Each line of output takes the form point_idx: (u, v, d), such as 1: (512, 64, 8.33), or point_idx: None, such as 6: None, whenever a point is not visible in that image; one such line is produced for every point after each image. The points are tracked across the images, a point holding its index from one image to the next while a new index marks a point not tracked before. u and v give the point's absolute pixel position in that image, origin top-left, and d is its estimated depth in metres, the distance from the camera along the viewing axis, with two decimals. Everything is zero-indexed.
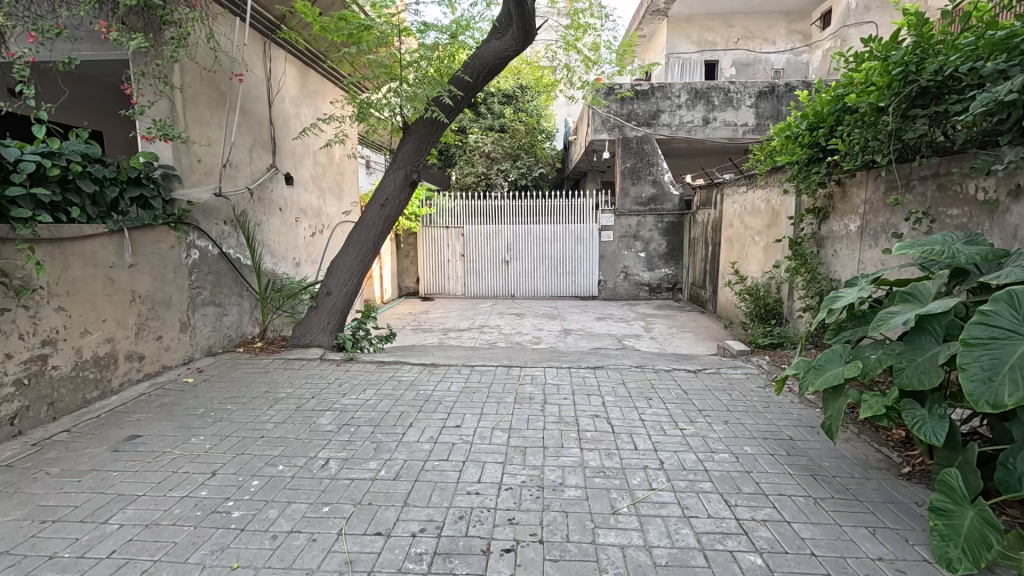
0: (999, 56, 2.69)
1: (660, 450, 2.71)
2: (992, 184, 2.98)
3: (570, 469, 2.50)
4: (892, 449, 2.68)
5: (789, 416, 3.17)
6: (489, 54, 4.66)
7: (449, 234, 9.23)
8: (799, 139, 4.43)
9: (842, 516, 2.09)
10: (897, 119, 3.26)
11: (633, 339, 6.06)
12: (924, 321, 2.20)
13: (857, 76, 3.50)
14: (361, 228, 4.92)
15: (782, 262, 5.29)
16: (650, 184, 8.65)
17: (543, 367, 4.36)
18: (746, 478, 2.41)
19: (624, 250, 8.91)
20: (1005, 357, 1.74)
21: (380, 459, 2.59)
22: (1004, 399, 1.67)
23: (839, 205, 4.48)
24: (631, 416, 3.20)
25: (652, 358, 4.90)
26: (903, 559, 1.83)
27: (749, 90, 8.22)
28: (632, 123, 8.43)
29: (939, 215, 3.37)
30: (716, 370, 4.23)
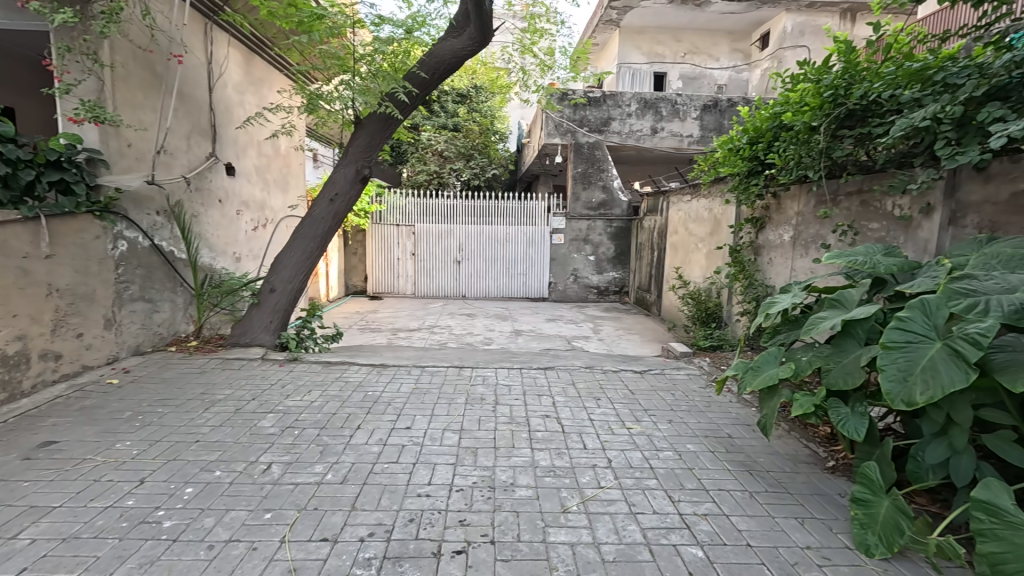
0: (915, 85, 2.96)
1: (608, 449, 2.78)
2: (908, 201, 3.26)
3: (520, 469, 2.52)
4: (819, 445, 2.88)
5: (728, 415, 3.34)
6: (445, 52, 4.60)
7: (400, 232, 9.07)
8: (740, 152, 4.69)
9: (775, 508, 2.23)
10: (827, 138, 3.51)
11: (582, 340, 6.18)
12: (849, 326, 2.38)
13: (793, 96, 3.74)
14: (308, 225, 4.74)
15: (722, 269, 5.56)
16: (601, 190, 8.87)
17: (494, 368, 4.38)
18: (689, 474, 2.53)
19: (574, 253, 9.07)
20: (918, 359, 1.90)
21: (326, 463, 2.51)
22: (916, 397, 1.83)
23: (775, 216, 4.77)
24: (580, 416, 3.26)
25: (600, 359, 5.01)
26: (827, 547, 1.97)
27: (694, 102, 8.58)
28: (584, 129, 8.60)
29: (863, 228, 3.66)
30: (660, 371, 4.39)
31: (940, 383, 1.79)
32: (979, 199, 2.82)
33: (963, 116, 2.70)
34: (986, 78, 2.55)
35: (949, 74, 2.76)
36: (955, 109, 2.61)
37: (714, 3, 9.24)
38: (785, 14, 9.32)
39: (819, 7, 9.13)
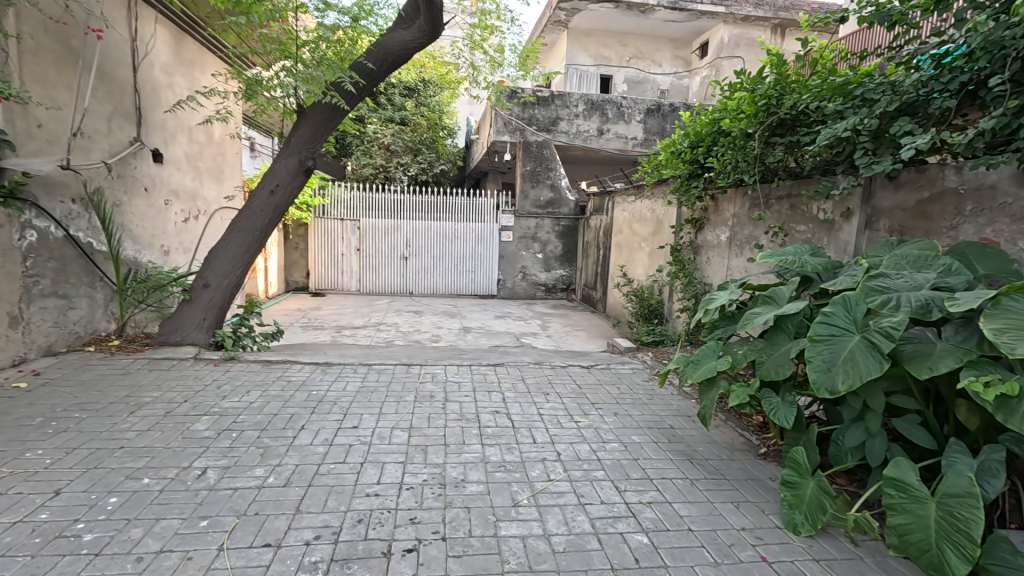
0: (837, 98, 3.20)
1: (557, 443, 2.83)
2: (831, 206, 3.53)
3: (471, 465, 2.52)
4: (752, 433, 3.07)
5: (670, 407, 3.49)
6: (395, 44, 4.50)
7: (345, 227, 8.79)
8: (682, 156, 4.90)
9: (713, 494, 2.35)
10: (761, 144, 3.74)
11: (530, 336, 6.25)
12: (780, 321, 2.55)
13: (730, 104, 3.95)
14: (246, 217, 4.50)
15: (664, 267, 5.79)
16: (549, 189, 8.97)
17: (443, 365, 4.35)
18: (634, 464, 2.62)
19: (522, 250, 9.14)
20: (840, 350, 2.07)
21: (268, 466, 2.40)
22: (838, 385, 1.98)
23: (713, 218, 5.02)
24: (530, 411, 3.30)
25: (549, 355, 5.10)
26: (760, 528, 2.10)
27: (639, 106, 8.85)
28: (532, 128, 8.68)
29: (791, 230, 3.93)
30: (606, 366, 4.52)
31: (858, 372, 1.95)
32: (891, 205, 3.10)
33: (878, 129, 2.95)
34: (898, 95, 2.80)
35: (866, 90, 3.01)
36: (872, 121, 2.85)
37: (658, 11, 9.58)
38: (722, 25, 9.80)
39: (752, 20, 9.64)
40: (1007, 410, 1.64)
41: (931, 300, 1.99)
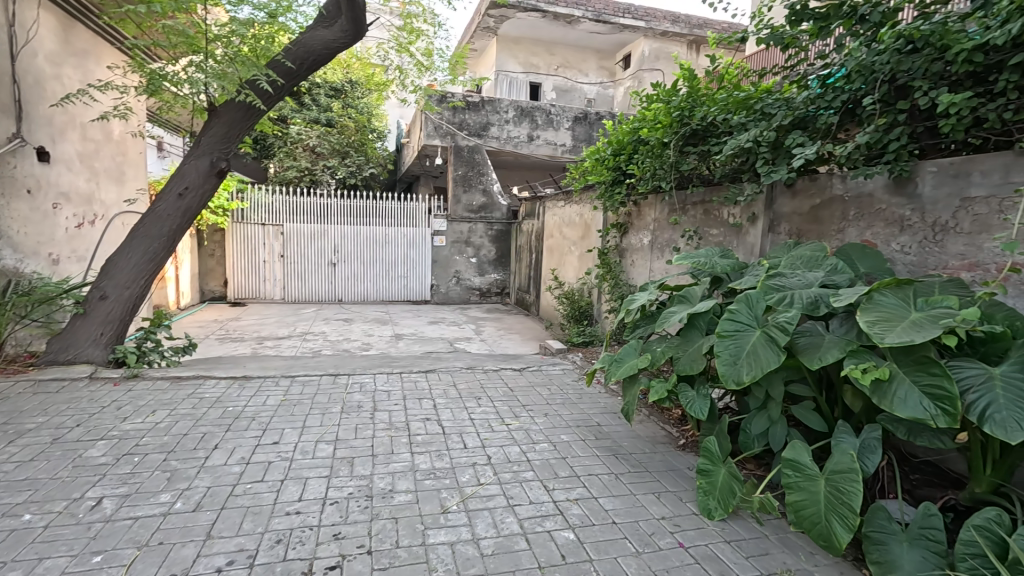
0: (741, 112, 3.47)
1: (487, 446, 2.85)
2: (739, 211, 3.81)
3: (400, 474, 2.47)
4: (672, 426, 3.23)
5: (598, 405, 3.61)
6: (315, 42, 4.33)
7: (266, 232, 8.33)
8: (605, 163, 5.11)
9: (636, 486, 2.46)
10: (676, 153, 3.97)
11: (464, 341, 6.24)
12: (693, 318, 2.71)
13: (648, 114, 4.18)
14: (150, 222, 4.15)
15: (592, 270, 5.98)
16: (481, 194, 9.00)
17: (372, 373, 4.23)
18: (562, 463, 2.68)
19: (455, 255, 9.10)
20: (744, 343, 2.23)
21: (174, 490, 2.22)
22: (743, 376, 2.14)
23: (636, 222, 5.25)
24: (461, 416, 3.29)
25: (481, 359, 5.11)
26: (678, 516, 2.22)
27: (566, 114, 9.13)
28: (463, 132, 8.70)
29: (705, 234, 4.20)
30: (537, 368, 4.60)
31: (760, 363, 2.12)
32: (789, 210, 3.40)
33: (775, 141, 3.23)
34: (792, 110, 3.07)
35: (765, 105, 3.29)
36: (770, 134, 3.11)
37: (583, 22, 9.91)
38: (642, 39, 10.33)
39: (670, 36, 10.22)
40: (881, 393, 1.82)
41: (819, 296, 2.19)
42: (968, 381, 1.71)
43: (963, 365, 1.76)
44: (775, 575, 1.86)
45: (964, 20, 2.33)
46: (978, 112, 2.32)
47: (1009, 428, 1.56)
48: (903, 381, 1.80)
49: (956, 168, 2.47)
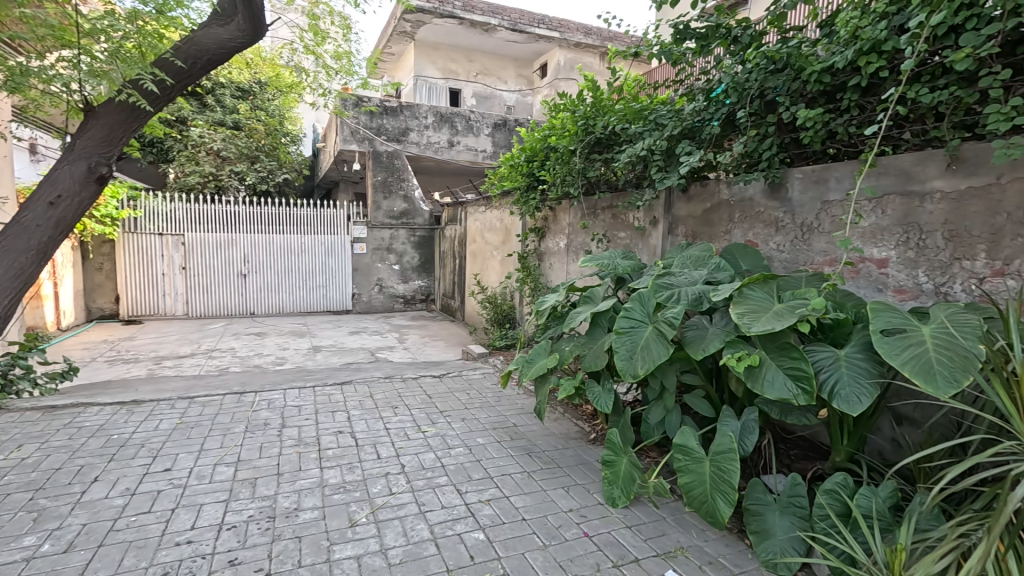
0: (637, 122, 3.72)
1: (402, 455, 2.82)
2: (643, 215, 4.04)
3: (307, 491, 2.38)
4: (584, 421, 3.36)
5: (515, 406, 3.68)
6: (209, 41, 4.02)
7: (164, 242, 7.67)
8: (519, 169, 5.26)
9: (547, 482, 2.54)
10: (583, 159, 4.17)
11: (386, 350, 6.12)
12: (596, 317, 2.84)
13: (556, 123, 4.37)
14: (14, 234, 3.58)
15: (513, 274, 6.09)
16: (402, 200, 8.86)
17: (284, 389, 4.04)
18: (476, 465, 2.71)
19: (377, 262, 8.88)
20: (638, 339, 2.38)
21: (42, 532, 2.00)
22: (638, 369, 2.28)
23: (552, 226, 5.41)
24: (376, 426, 3.23)
25: (402, 368, 5.04)
26: (585, 507, 2.32)
27: (486, 120, 9.23)
28: (381, 137, 8.53)
29: (614, 237, 4.42)
30: (458, 373, 4.61)
31: (651, 357, 2.27)
32: (685, 214, 3.67)
33: (667, 149, 3.47)
34: (681, 121, 3.31)
35: (658, 116, 3.51)
36: (662, 143, 3.36)
37: (500, 31, 10.06)
38: (558, 50, 10.68)
39: (584, 47, 10.65)
40: (754, 378, 2.01)
41: (702, 293, 2.38)
42: (821, 362, 1.94)
43: (817, 349, 2.00)
44: (669, 553, 2.00)
45: (815, 46, 2.66)
46: (831, 126, 2.61)
47: (852, 402, 1.79)
48: (770, 366, 2.00)
49: (817, 175, 2.78)
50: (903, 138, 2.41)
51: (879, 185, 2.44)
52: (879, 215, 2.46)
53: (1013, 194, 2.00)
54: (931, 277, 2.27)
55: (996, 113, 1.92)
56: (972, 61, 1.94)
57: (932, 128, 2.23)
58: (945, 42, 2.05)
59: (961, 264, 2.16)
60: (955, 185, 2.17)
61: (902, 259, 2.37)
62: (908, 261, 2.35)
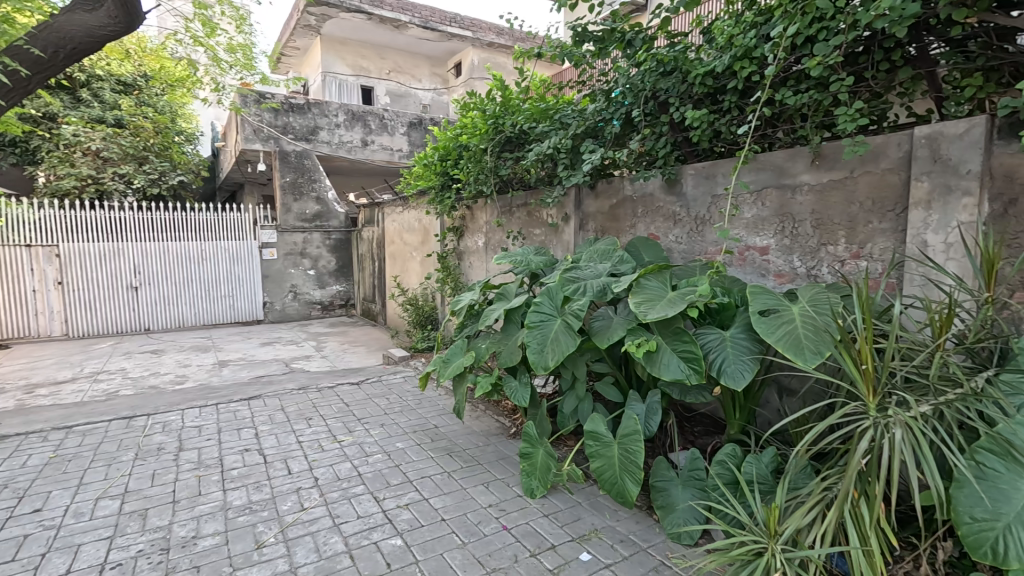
0: (543, 121, 3.87)
1: (315, 468, 2.69)
2: (555, 212, 4.15)
3: (207, 516, 2.21)
4: (504, 417, 3.40)
5: (436, 408, 3.65)
6: (74, 29, 3.53)
7: (33, 255, 6.72)
8: (433, 168, 5.22)
9: (467, 481, 2.54)
10: (494, 158, 4.23)
11: (302, 360, 5.81)
12: (510, 314, 2.88)
13: (466, 122, 4.40)
14: None
15: (433, 275, 6.01)
16: (313, 201, 8.44)
17: (182, 409, 3.71)
18: (394, 471, 2.66)
19: (290, 268, 8.39)
20: (548, 332, 2.45)
21: None
22: (548, 362, 2.35)
23: (470, 225, 5.40)
24: (287, 440, 3.06)
25: (318, 377, 4.81)
26: (503, 501, 2.35)
27: (400, 119, 9.04)
28: (288, 136, 8.09)
29: (529, 234, 4.49)
30: (377, 379, 4.48)
31: (560, 349, 2.35)
32: (594, 210, 3.81)
33: (573, 147, 3.60)
34: (584, 121, 3.46)
35: (563, 115, 3.66)
36: (566, 142, 3.50)
37: (411, 29, 9.87)
38: (471, 49, 10.67)
39: (497, 47, 10.75)
40: (652, 363, 2.14)
41: (606, 285, 2.49)
42: (709, 344, 2.11)
43: (706, 332, 2.16)
44: (583, 537, 2.07)
45: (698, 52, 2.87)
46: (715, 125, 2.82)
47: (737, 377, 1.96)
48: (666, 351, 2.14)
49: (706, 171, 2.99)
50: (776, 136, 2.66)
51: (758, 179, 2.68)
52: (759, 207, 2.69)
53: (864, 186, 2.27)
54: (804, 261, 2.52)
55: (845, 115, 2.18)
56: (823, 68, 2.18)
57: (799, 127, 2.47)
58: (802, 51, 2.29)
59: (827, 249, 2.42)
60: (820, 178, 2.43)
61: (780, 246, 2.62)
62: (785, 248, 2.59)
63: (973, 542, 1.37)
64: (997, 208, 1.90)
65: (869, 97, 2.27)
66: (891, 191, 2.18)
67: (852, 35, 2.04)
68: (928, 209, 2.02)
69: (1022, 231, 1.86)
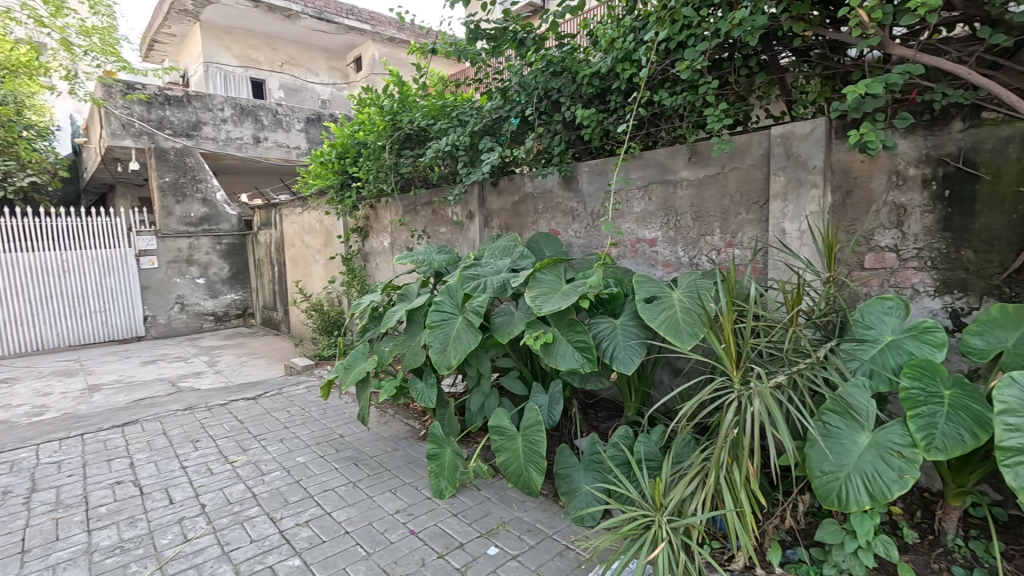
0: (441, 119, 3.84)
1: (202, 494, 2.46)
2: (460, 210, 4.11)
3: (67, 563, 1.94)
4: (413, 419, 3.34)
5: (341, 416, 3.49)
6: None
7: None
8: (330, 166, 4.97)
9: (373, 489, 2.46)
10: (394, 156, 4.13)
11: (192, 377, 5.29)
12: (413, 315, 2.82)
13: (362, 117, 4.27)
14: None
15: (337, 278, 5.73)
16: (199, 203, 7.70)
17: (38, 444, 3.22)
18: (294, 487, 2.50)
19: (175, 277, 7.58)
20: (450, 331, 2.44)
21: None
22: (450, 360, 2.34)
23: (374, 225, 5.21)
24: (169, 467, 2.77)
25: (210, 395, 4.40)
26: (412, 505, 2.30)
27: (296, 115, 8.55)
28: (164, 132, 7.30)
29: (434, 232, 4.42)
30: (277, 391, 4.19)
31: (462, 347, 2.34)
32: (497, 207, 3.84)
33: (471, 145, 3.61)
34: (481, 118, 3.48)
35: (460, 113, 3.67)
36: (464, 139, 3.51)
37: (304, 19, 9.32)
38: (371, 43, 10.32)
39: (397, 42, 10.48)
40: (550, 354, 2.21)
41: (506, 281, 2.52)
42: (601, 332, 2.21)
43: (598, 321, 2.27)
44: (491, 532, 2.09)
45: (586, 53, 3.00)
46: (604, 124, 2.96)
47: (627, 361, 2.09)
48: (562, 341, 2.22)
49: (599, 168, 3.12)
50: (659, 135, 2.84)
51: (644, 176, 2.85)
52: (646, 202, 2.86)
53: (734, 181, 2.49)
54: (686, 251, 2.72)
55: (713, 115, 2.39)
56: (692, 71, 2.37)
57: (679, 127, 2.66)
58: (675, 55, 2.47)
59: (705, 240, 2.63)
60: (696, 174, 2.63)
61: (666, 238, 2.80)
62: (670, 239, 2.78)
63: (823, 492, 1.58)
64: (838, 199, 2.17)
65: (734, 99, 2.50)
66: (755, 185, 2.42)
67: (714, 41, 2.24)
68: (784, 201, 2.26)
69: (856, 219, 2.14)
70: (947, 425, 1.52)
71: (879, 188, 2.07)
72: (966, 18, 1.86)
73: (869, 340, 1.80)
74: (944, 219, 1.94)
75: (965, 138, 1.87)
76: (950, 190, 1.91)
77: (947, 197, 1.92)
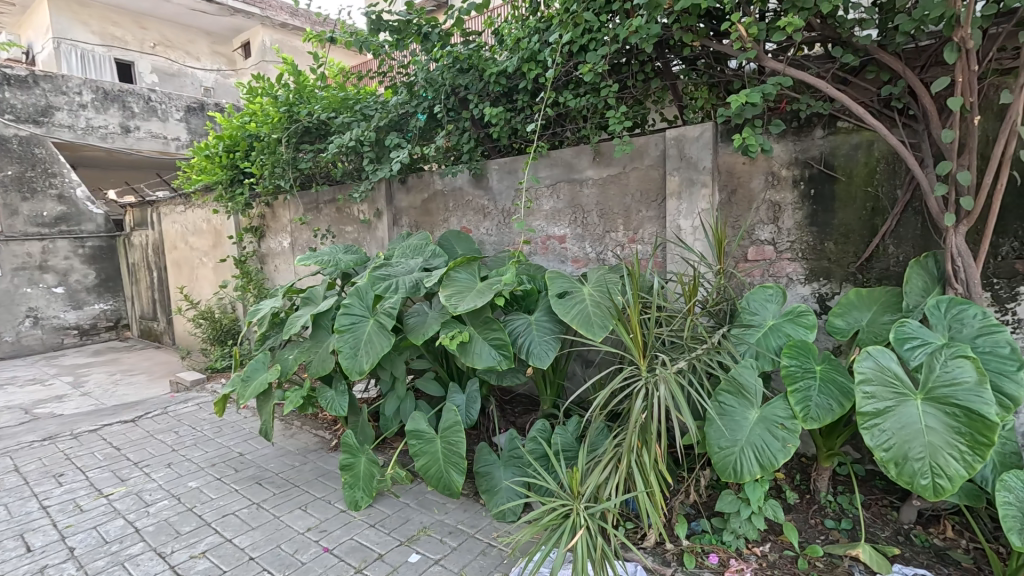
0: (343, 112, 3.66)
1: (70, 536, 2.13)
2: (366, 208, 3.93)
3: None
4: (322, 430, 3.15)
5: (240, 433, 3.21)
6: None
7: None
8: (218, 160, 4.53)
9: (280, 508, 2.29)
10: (292, 150, 3.85)
11: (52, 402, 4.57)
12: (318, 318, 2.65)
13: (253, 108, 3.95)
14: None
15: (229, 282, 5.26)
16: (54, 200, 6.59)
17: None
18: (187, 516, 2.25)
19: (23, 286, 6.44)
20: (360, 334, 2.33)
21: None
22: (363, 365, 2.24)
23: (271, 224, 4.83)
24: (26, 509, 2.37)
25: (75, 421, 3.82)
26: (325, 521, 2.17)
27: (174, 102, 7.73)
28: (3, 116, 6.20)
29: (339, 232, 4.20)
30: (161, 411, 3.75)
31: (375, 351, 2.25)
32: (406, 205, 3.74)
33: (376, 140, 3.48)
34: (386, 113, 3.37)
35: (364, 106, 3.53)
36: (369, 134, 3.36)
37: None
38: (260, 28, 9.60)
39: (290, 29, 9.86)
40: (466, 353, 2.19)
41: (419, 281, 2.45)
42: (517, 329, 2.24)
43: (514, 318, 2.28)
44: (411, 538, 2.03)
45: (492, 51, 3.00)
46: (512, 123, 2.99)
47: (542, 356, 2.13)
48: (478, 340, 2.21)
49: (508, 167, 3.14)
50: (565, 134, 2.92)
51: (552, 174, 2.92)
52: (555, 200, 2.94)
53: (635, 180, 2.63)
54: (594, 247, 2.83)
55: (614, 118, 2.50)
56: (594, 74, 2.45)
57: (582, 128, 2.76)
58: (578, 57, 2.55)
59: (610, 236, 2.76)
60: (601, 173, 2.74)
61: (575, 235, 2.89)
62: (579, 236, 2.87)
63: (721, 466, 1.73)
64: (724, 197, 2.38)
65: (632, 103, 2.63)
66: (654, 184, 2.58)
67: (613, 47, 2.34)
68: (678, 200, 2.43)
69: (740, 215, 2.35)
70: (819, 396, 1.72)
71: (757, 187, 2.30)
72: (823, 39, 2.11)
73: (755, 325, 2.00)
74: (811, 215, 2.19)
75: (825, 143, 2.13)
76: (814, 190, 2.17)
77: (812, 196, 2.18)
